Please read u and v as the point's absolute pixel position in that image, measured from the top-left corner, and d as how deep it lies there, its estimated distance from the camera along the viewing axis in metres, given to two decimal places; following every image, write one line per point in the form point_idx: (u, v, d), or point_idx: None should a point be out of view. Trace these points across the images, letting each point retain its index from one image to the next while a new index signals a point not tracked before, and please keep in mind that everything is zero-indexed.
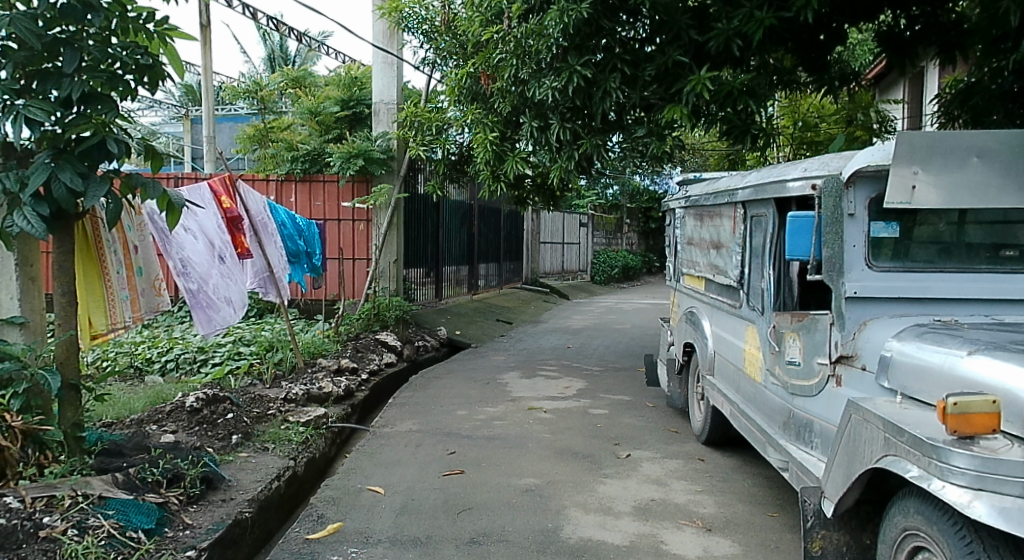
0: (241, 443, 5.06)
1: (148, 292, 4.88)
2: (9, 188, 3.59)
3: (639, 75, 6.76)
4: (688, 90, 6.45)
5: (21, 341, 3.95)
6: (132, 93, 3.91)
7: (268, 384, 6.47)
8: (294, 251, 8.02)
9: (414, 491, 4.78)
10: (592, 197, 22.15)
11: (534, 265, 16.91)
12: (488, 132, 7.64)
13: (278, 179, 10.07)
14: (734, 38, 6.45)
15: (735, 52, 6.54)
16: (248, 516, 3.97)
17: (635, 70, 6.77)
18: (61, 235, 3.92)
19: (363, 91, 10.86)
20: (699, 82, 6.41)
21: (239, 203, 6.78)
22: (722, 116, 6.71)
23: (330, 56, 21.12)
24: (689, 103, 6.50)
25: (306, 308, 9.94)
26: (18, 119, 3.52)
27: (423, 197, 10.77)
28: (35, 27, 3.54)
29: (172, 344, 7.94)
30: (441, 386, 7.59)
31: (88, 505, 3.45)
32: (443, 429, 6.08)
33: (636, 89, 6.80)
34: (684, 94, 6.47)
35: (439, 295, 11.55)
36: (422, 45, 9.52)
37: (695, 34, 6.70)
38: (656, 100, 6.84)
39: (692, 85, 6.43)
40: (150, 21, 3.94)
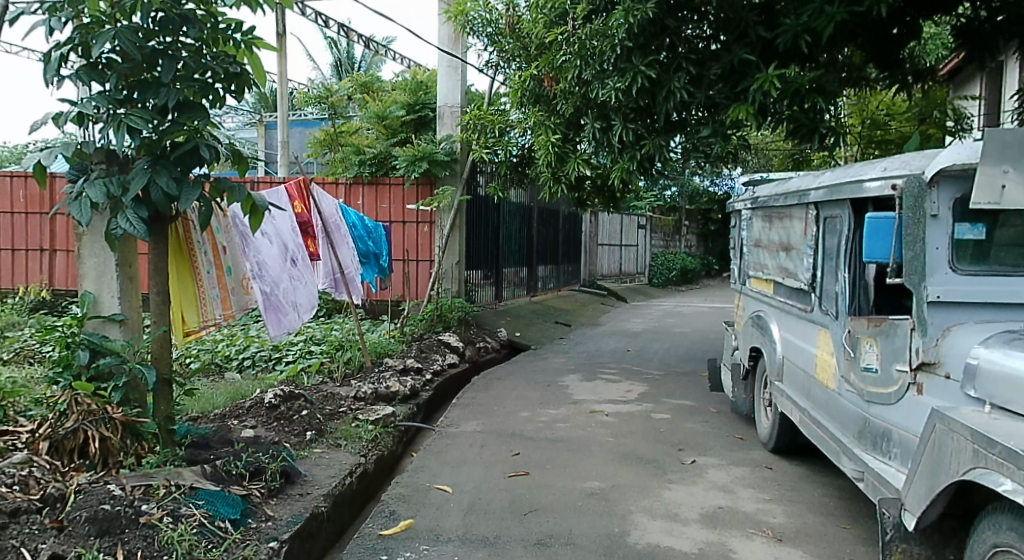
0: (315, 439, 5.23)
1: (237, 291, 5.22)
2: (112, 193, 3.78)
3: (704, 74, 6.77)
4: (755, 88, 6.38)
5: (121, 338, 4.09)
6: (221, 101, 4.09)
7: (337, 383, 6.63)
8: (363, 253, 8.21)
9: (482, 490, 4.87)
10: (651, 198, 22.01)
11: (592, 268, 16.87)
12: (551, 135, 7.70)
13: (347, 182, 10.32)
14: (803, 34, 6.39)
15: (804, 48, 6.47)
16: (324, 510, 4.10)
17: (701, 69, 6.79)
18: (158, 237, 4.14)
19: (428, 95, 11.08)
20: (766, 80, 6.33)
21: (311, 206, 7.01)
22: (788, 114, 6.59)
23: (395, 59, 21.53)
24: (755, 102, 6.44)
25: (372, 309, 10.12)
26: (120, 127, 3.71)
27: (485, 199, 10.90)
28: (137, 39, 3.73)
29: (248, 342, 8.23)
30: (503, 387, 7.68)
31: (180, 495, 3.51)
32: (507, 430, 6.16)
33: (702, 89, 6.77)
34: (752, 92, 6.41)
35: (499, 296, 11.66)
36: (487, 48, 9.56)
37: (763, 30, 6.67)
38: (721, 100, 6.77)
39: (759, 83, 6.35)
40: (238, 31, 4.11)
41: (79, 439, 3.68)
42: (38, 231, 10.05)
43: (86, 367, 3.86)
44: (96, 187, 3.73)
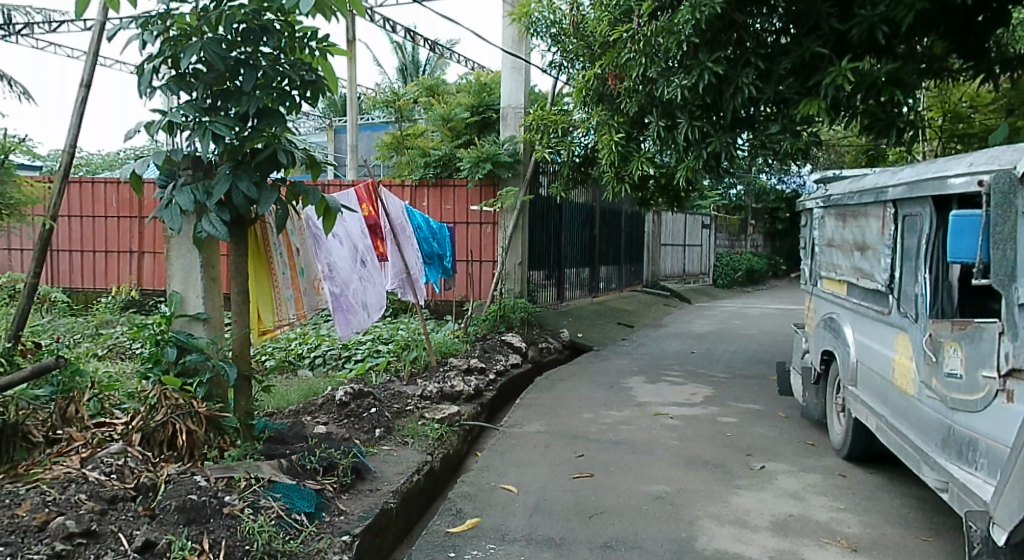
0: (383, 437, 5.34)
1: (310, 292, 5.40)
2: (197, 198, 3.96)
3: (774, 69, 6.68)
4: (827, 82, 6.26)
5: (205, 336, 4.29)
6: (297, 107, 4.21)
7: (404, 381, 6.75)
8: (428, 254, 8.32)
9: (546, 491, 4.91)
10: (716, 197, 21.72)
11: (655, 269, 16.74)
12: (614, 134, 7.63)
13: (412, 184, 10.52)
14: (880, 25, 6.27)
15: (880, 40, 6.35)
16: (393, 506, 4.18)
17: (770, 64, 6.69)
18: (239, 238, 4.31)
19: (492, 97, 11.17)
20: (839, 74, 6.21)
21: (379, 207, 7.13)
22: (863, 108, 6.44)
23: (459, 62, 21.84)
24: (827, 97, 6.32)
25: (436, 309, 10.26)
26: (206, 134, 3.88)
27: (548, 199, 10.92)
28: (222, 51, 3.89)
29: (319, 340, 8.47)
30: (567, 388, 7.70)
31: (259, 488, 3.60)
32: (571, 432, 6.18)
33: (771, 83, 6.68)
34: (823, 86, 6.29)
35: (562, 297, 11.66)
36: (550, 48, 9.58)
37: (836, 22, 6.59)
38: (792, 95, 6.66)
39: (832, 77, 6.23)
40: (313, 39, 4.22)
41: (168, 431, 3.84)
42: (128, 234, 10.49)
43: (174, 363, 4.04)
44: (184, 194, 3.93)
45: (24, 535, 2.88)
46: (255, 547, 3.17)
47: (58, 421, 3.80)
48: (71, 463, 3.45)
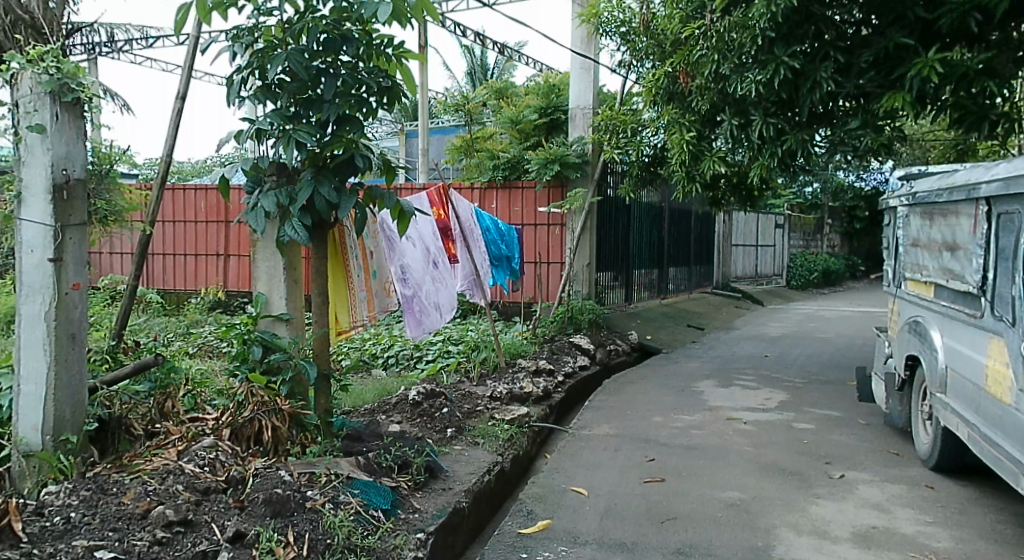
0: (455, 436, 5.40)
1: (381, 295, 5.56)
2: (280, 202, 4.11)
3: (854, 63, 6.57)
4: (913, 74, 6.09)
5: (288, 335, 4.40)
6: (374, 113, 4.32)
7: (474, 382, 6.83)
8: (497, 256, 8.32)
9: (616, 495, 4.92)
10: (790, 196, 21.24)
11: (726, 270, 16.48)
12: (685, 133, 7.52)
13: (481, 187, 10.68)
14: (972, 12, 6.11)
15: (973, 27, 6.21)
16: (465, 506, 4.22)
17: (851, 58, 6.59)
18: (319, 241, 4.46)
19: (560, 98, 11.17)
20: (925, 66, 6.04)
21: (450, 211, 7.18)
22: (953, 100, 6.23)
23: (528, 64, 21.97)
24: (912, 89, 6.14)
25: (504, 310, 10.32)
26: (290, 142, 4.02)
27: (616, 200, 10.86)
28: (305, 61, 4.03)
29: (392, 340, 8.66)
30: (637, 391, 7.67)
31: (339, 483, 3.68)
32: (641, 435, 6.17)
33: (851, 77, 6.60)
34: (908, 79, 6.11)
35: (630, 299, 11.59)
36: (619, 47, 9.53)
37: (923, 11, 6.38)
38: (874, 88, 6.54)
39: (918, 69, 6.06)
40: (390, 45, 4.29)
41: (254, 427, 4.01)
42: (214, 238, 10.90)
43: (259, 361, 4.22)
44: (268, 198, 4.09)
45: (129, 522, 3.05)
46: (337, 541, 3.24)
47: (156, 416, 3.99)
48: (169, 455, 3.62)
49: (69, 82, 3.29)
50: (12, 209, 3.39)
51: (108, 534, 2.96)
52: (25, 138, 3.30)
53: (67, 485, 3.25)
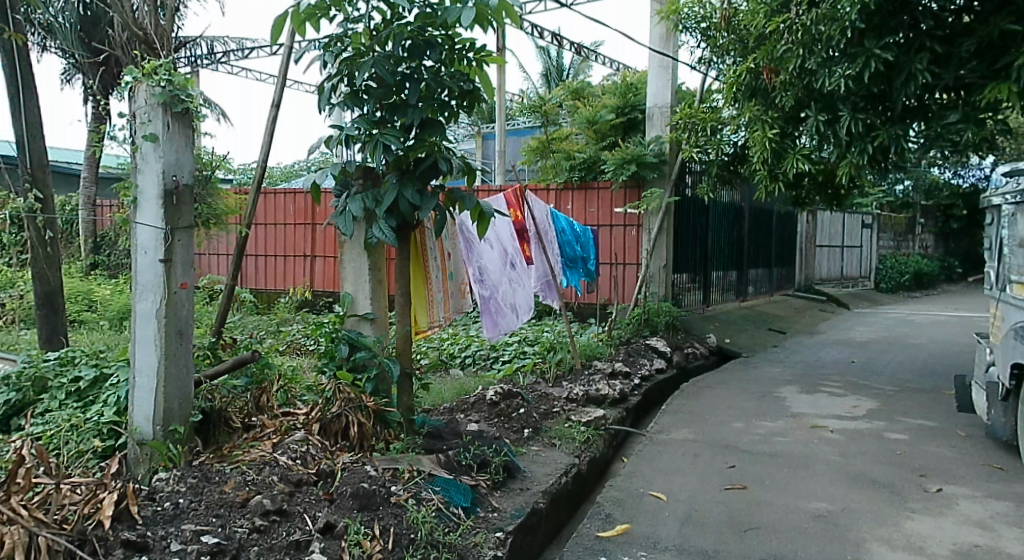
0: (532, 437, 5.42)
1: (456, 296, 5.65)
2: (367, 205, 4.24)
3: (954, 52, 6.34)
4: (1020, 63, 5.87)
5: (372, 334, 4.55)
6: (455, 116, 4.39)
7: (550, 383, 6.86)
8: (571, 257, 8.28)
9: (697, 501, 4.88)
10: (879, 194, 20.54)
11: (809, 272, 16.07)
12: (768, 129, 7.34)
13: (557, 188, 10.72)
14: None
15: None
16: (543, 507, 4.21)
17: (950, 47, 6.37)
18: (403, 244, 4.57)
19: (638, 96, 11.06)
20: None
21: (526, 211, 7.21)
22: None
23: (604, 63, 21.89)
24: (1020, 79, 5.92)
25: (579, 312, 10.31)
26: (377, 146, 4.15)
27: (693, 200, 10.72)
28: (391, 67, 4.15)
29: (469, 341, 8.76)
30: (716, 395, 7.57)
31: (421, 480, 3.77)
32: (722, 441, 6.09)
33: (951, 68, 6.37)
34: (1015, 68, 5.90)
35: (708, 301, 11.42)
36: (700, 43, 9.36)
37: None
38: (975, 79, 6.35)
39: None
40: (471, 49, 4.34)
41: (342, 423, 4.12)
42: (303, 240, 11.25)
43: (346, 359, 4.34)
44: (355, 202, 4.23)
45: (231, 509, 3.19)
46: (420, 537, 3.32)
47: (252, 409, 4.17)
48: (264, 447, 3.78)
49: (180, 93, 3.49)
50: (128, 215, 3.61)
51: (212, 520, 3.11)
52: (141, 146, 3.50)
53: (175, 473, 3.43)
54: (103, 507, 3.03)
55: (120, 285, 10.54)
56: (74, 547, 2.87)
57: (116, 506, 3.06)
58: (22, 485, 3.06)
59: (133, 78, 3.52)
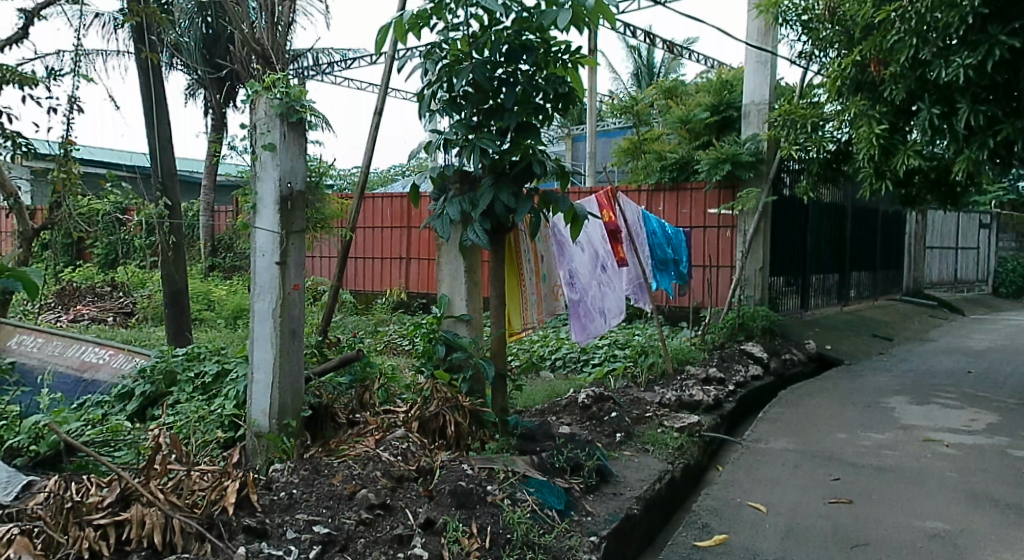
0: (624, 442, 5.39)
1: (550, 298, 5.68)
2: (463, 209, 4.33)
3: None
4: None
5: (468, 335, 4.63)
6: (550, 119, 4.43)
7: (642, 388, 6.81)
8: (663, 259, 8.18)
9: (800, 515, 4.76)
10: (997, 192, 19.45)
11: (919, 275, 15.38)
12: (875, 125, 7.11)
13: (648, 189, 10.63)
14: None
15: None
16: (637, 512, 4.16)
17: None
18: (498, 246, 4.64)
19: (734, 94, 10.81)
20: None
21: (617, 213, 7.12)
22: None
23: (698, 60, 21.59)
24: None
25: (671, 315, 10.18)
26: (475, 150, 4.23)
27: (790, 200, 10.43)
28: (489, 72, 4.22)
29: (560, 343, 8.79)
30: (816, 404, 7.36)
31: (515, 481, 3.81)
32: (825, 452, 5.92)
33: None
34: None
35: (807, 305, 11.10)
36: (800, 37, 9.14)
37: None
38: None
39: None
40: (566, 52, 4.35)
41: (439, 422, 4.22)
42: (399, 242, 11.52)
43: (443, 359, 4.45)
44: (453, 205, 4.33)
45: (339, 501, 3.33)
46: (516, 537, 3.37)
47: (356, 406, 4.32)
48: (368, 442, 3.91)
49: (295, 104, 3.66)
50: (246, 219, 3.80)
51: (322, 511, 3.25)
52: (260, 155, 3.69)
53: (288, 465, 3.60)
54: (227, 493, 3.18)
55: (235, 286, 11.04)
56: (202, 530, 3.02)
57: (238, 493, 3.23)
58: (158, 471, 3.27)
59: (255, 91, 3.72)
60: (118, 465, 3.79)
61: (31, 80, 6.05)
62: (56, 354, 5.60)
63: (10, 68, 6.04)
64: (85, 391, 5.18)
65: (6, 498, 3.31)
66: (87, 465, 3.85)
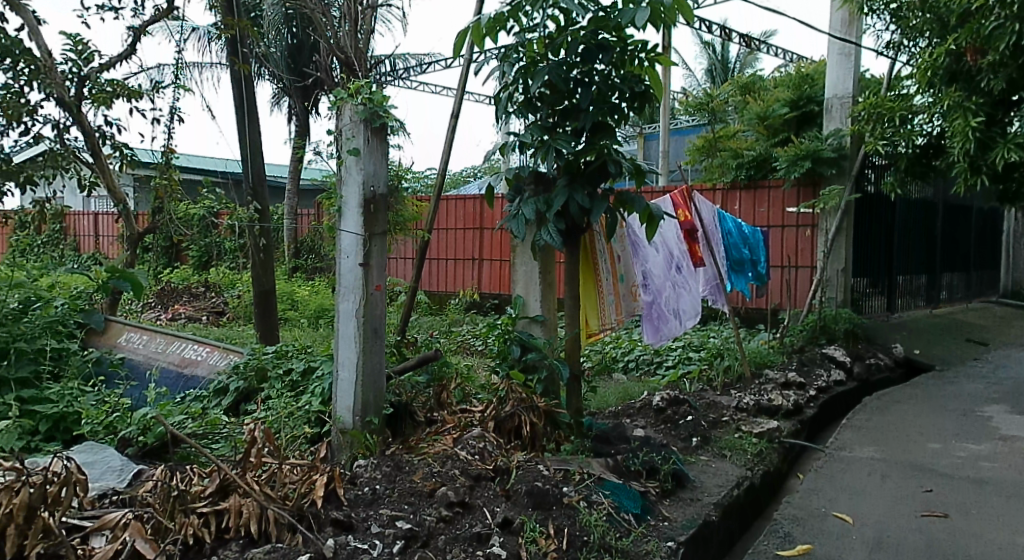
0: (701, 446, 5.32)
1: (627, 298, 5.65)
2: (537, 209, 4.37)
3: None
4: None
5: (543, 336, 4.65)
6: (625, 118, 4.42)
7: (719, 391, 6.71)
8: (739, 259, 8.05)
9: (889, 527, 4.62)
10: None
11: (1016, 275, 14.68)
12: (971, 118, 6.83)
13: (724, 188, 10.47)
14: None
15: None
16: (716, 519, 4.10)
17: None
18: (573, 247, 4.64)
19: (814, 87, 10.52)
20: None
21: (693, 212, 7.03)
22: None
23: (777, 54, 21.17)
24: None
25: (748, 317, 10.00)
26: (549, 151, 4.26)
27: (875, 198, 10.11)
28: (564, 73, 4.24)
29: (633, 345, 8.73)
30: (904, 411, 7.11)
31: (590, 483, 3.82)
32: (914, 462, 5.72)
33: None
34: None
35: (893, 307, 10.74)
36: (887, 27, 8.86)
37: None
38: None
39: None
40: (643, 50, 4.32)
41: (515, 422, 4.24)
42: (473, 243, 11.63)
43: (518, 360, 4.48)
44: (528, 206, 4.37)
45: (420, 498, 3.39)
46: (593, 539, 3.37)
47: (434, 405, 4.40)
48: (446, 441, 3.98)
49: (379, 110, 3.74)
50: (332, 221, 3.92)
51: (404, 507, 3.32)
52: (345, 160, 3.79)
53: (371, 461, 3.69)
54: (315, 487, 3.29)
55: (318, 287, 11.37)
56: (294, 520, 3.13)
57: (326, 487, 3.34)
58: (253, 463, 3.40)
59: (340, 98, 3.82)
60: (216, 457, 3.96)
61: (136, 94, 6.36)
62: (159, 350, 5.82)
63: (118, 82, 6.36)
64: (185, 386, 5.40)
65: (120, 484, 3.50)
66: (190, 457, 4.07)
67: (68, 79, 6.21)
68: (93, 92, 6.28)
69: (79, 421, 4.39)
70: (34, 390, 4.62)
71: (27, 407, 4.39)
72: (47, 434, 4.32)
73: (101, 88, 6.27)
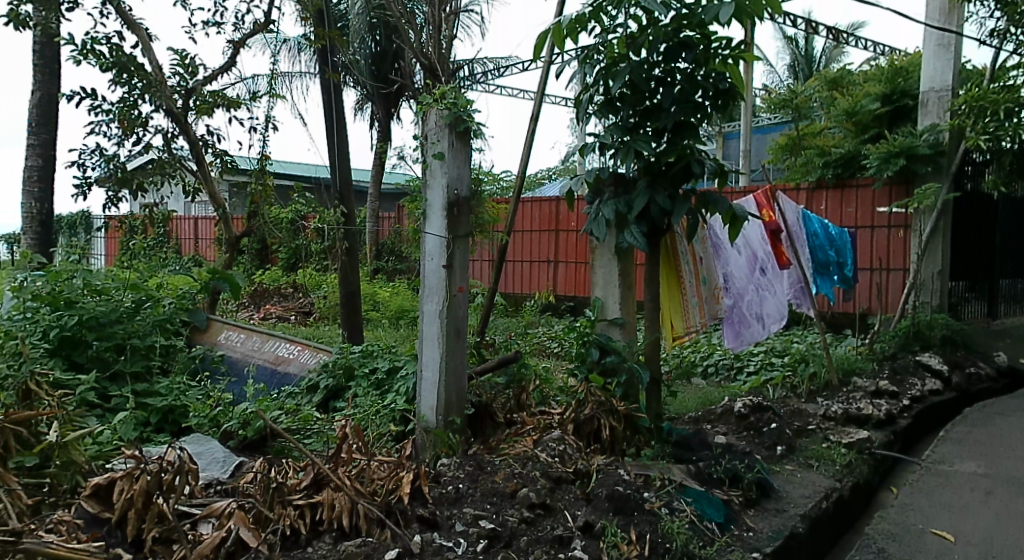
0: (786, 455, 5.19)
1: (711, 300, 5.55)
2: (617, 211, 4.36)
3: None
4: None
5: (623, 339, 4.62)
6: (709, 117, 4.35)
7: (804, 399, 6.54)
8: (825, 261, 7.84)
9: (990, 546, 4.41)
10: None
11: None
12: None
13: (809, 188, 10.22)
14: None
15: None
16: (803, 531, 3.98)
17: None
18: (655, 249, 4.59)
19: (908, 81, 10.17)
20: None
21: (777, 212, 6.89)
22: None
23: (866, 48, 20.52)
24: None
25: (834, 322, 9.72)
26: (630, 152, 4.23)
27: (974, 198, 9.68)
28: (646, 72, 4.21)
29: (712, 349, 8.58)
30: (1006, 424, 6.78)
31: (673, 490, 3.77)
32: (1019, 479, 5.44)
33: None
34: None
35: (994, 313, 10.24)
36: (992, 14, 8.51)
37: None
38: None
39: None
40: (727, 47, 4.24)
41: (594, 425, 4.22)
42: (550, 245, 11.65)
43: (598, 363, 4.46)
44: (608, 208, 4.36)
45: (502, 499, 3.41)
46: (675, 547, 3.32)
47: (515, 406, 4.43)
48: (527, 443, 3.99)
49: (463, 114, 3.79)
50: (417, 224, 3.99)
51: (487, 507, 3.35)
52: (430, 164, 3.86)
53: (454, 460, 3.73)
54: (402, 484, 3.35)
55: (400, 288, 11.58)
56: (382, 515, 3.19)
57: (411, 484, 3.39)
58: (343, 460, 3.49)
59: (425, 103, 3.89)
60: (309, 453, 4.09)
61: (236, 104, 6.62)
62: (255, 349, 6.01)
63: (219, 93, 6.62)
64: (279, 383, 5.58)
65: (224, 475, 3.65)
66: (284, 451, 4.20)
67: (176, 92, 6.50)
68: (197, 103, 6.56)
69: (186, 413, 4.60)
70: (145, 384, 4.86)
71: (139, 399, 4.62)
72: (157, 425, 4.52)
73: (205, 99, 6.55)
